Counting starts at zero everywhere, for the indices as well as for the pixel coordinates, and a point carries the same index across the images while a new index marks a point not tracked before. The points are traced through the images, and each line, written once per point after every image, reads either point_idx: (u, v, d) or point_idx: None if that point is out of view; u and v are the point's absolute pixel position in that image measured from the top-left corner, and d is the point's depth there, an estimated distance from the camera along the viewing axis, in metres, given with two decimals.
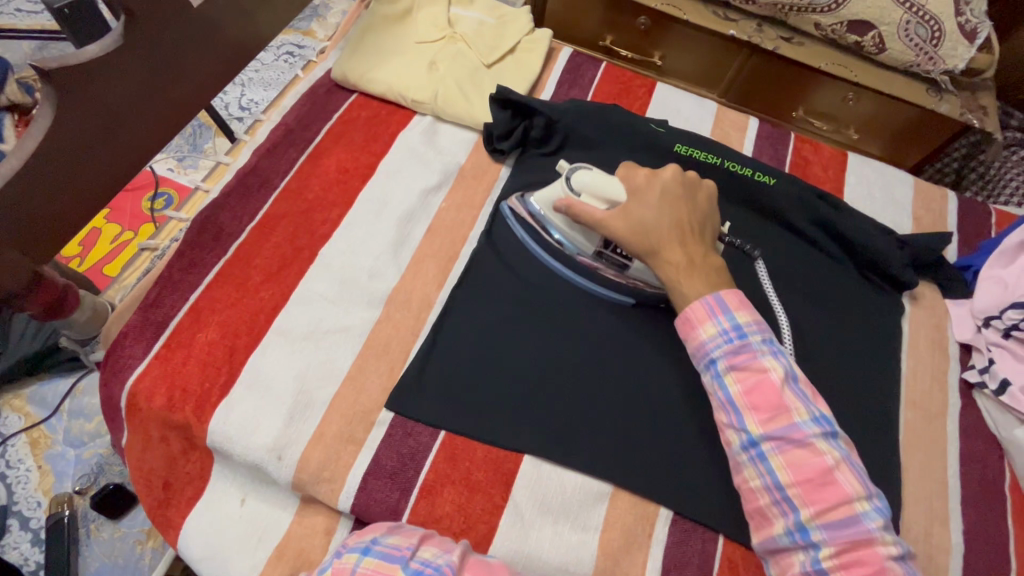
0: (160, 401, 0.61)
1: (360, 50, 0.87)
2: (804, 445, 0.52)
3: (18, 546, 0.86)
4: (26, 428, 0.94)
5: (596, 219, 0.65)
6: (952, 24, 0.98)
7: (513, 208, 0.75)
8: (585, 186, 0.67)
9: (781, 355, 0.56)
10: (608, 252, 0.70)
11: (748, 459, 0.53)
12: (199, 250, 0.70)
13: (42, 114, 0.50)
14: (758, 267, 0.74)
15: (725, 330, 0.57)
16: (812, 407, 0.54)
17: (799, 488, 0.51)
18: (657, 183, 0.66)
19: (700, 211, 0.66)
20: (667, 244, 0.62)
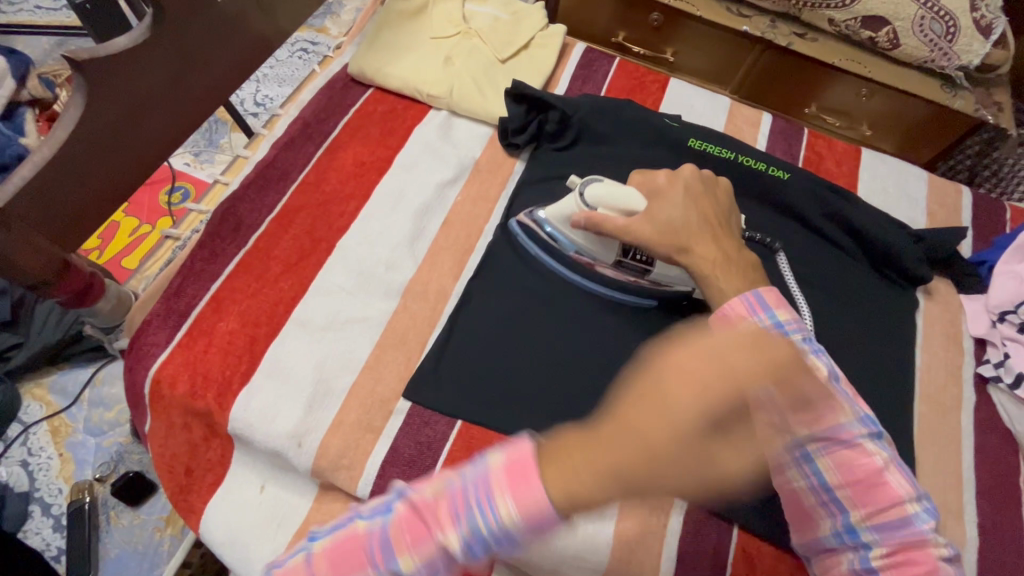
0: (183, 388, 0.62)
1: (376, 45, 0.88)
2: (852, 446, 0.52)
3: (41, 531, 0.88)
4: (46, 417, 0.96)
5: (620, 227, 0.65)
6: (966, 20, 0.98)
7: (523, 226, 0.75)
8: (600, 199, 0.67)
9: (823, 353, 0.55)
10: (628, 261, 0.72)
11: (793, 461, 0.53)
12: (220, 241, 0.71)
13: (72, 105, 0.51)
14: (779, 259, 0.75)
15: (769, 328, 0.55)
16: (856, 407, 0.54)
17: (848, 490, 0.52)
18: (678, 182, 0.66)
19: (723, 205, 0.67)
20: (698, 239, 0.63)
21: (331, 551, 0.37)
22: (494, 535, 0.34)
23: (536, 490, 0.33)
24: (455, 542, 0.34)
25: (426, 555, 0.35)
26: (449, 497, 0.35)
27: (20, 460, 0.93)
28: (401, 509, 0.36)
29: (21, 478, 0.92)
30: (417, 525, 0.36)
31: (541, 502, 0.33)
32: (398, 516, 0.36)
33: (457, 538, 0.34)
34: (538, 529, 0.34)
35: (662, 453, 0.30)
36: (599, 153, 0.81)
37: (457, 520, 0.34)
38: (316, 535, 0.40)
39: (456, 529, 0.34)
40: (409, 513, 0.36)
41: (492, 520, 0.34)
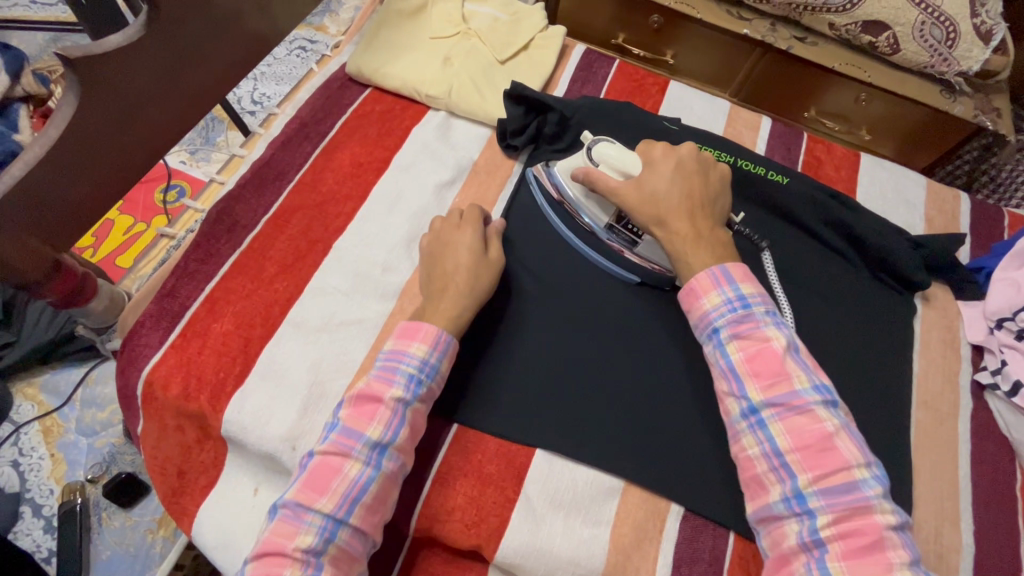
0: (175, 389, 0.62)
1: (374, 44, 0.87)
2: (805, 412, 0.52)
3: (31, 532, 0.87)
4: (39, 416, 0.95)
5: (610, 188, 0.66)
6: (967, 26, 0.97)
7: (534, 172, 0.77)
8: (604, 157, 0.69)
9: (784, 326, 0.56)
10: (620, 227, 0.71)
11: (748, 426, 0.53)
12: (214, 242, 0.70)
13: (65, 104, 0.51)
14: (764, 257, 0.75)
15: (730, 299, 0.57)
16: (813, 376, 0.54)
17: (798, 455, 0.51)
18: (674, 156, 0.66)
19: (712, 188, 0.65)
20: (677, 216, 0.62)
21: (305, 481, 0.52)
22: (421, 371, 0.57)
23: (426, 332, 0.59)
24: (399, 393, 0.56)
25: (384, 420, 0.54)
26: (379, 377, 0.57)
27: (12, 460, 0.92)
28: (346, 413, 0.55)
29: (13, 479, 0.91)
30: (367, 408, 0.55)
31: (434, 335, 0.59)
32: (346, 416, 0.55)
33: (401, 387, 0.56)
34: (445, 354, 0.59)
35: (468, 271, 0.64)
36: None
37: (393, 381, 0.56)
38: (279, 504, 0.52)
39: (395, 385, 0.56)
40: (352, 408, 0.55)
41: (415, 363, 0.57)
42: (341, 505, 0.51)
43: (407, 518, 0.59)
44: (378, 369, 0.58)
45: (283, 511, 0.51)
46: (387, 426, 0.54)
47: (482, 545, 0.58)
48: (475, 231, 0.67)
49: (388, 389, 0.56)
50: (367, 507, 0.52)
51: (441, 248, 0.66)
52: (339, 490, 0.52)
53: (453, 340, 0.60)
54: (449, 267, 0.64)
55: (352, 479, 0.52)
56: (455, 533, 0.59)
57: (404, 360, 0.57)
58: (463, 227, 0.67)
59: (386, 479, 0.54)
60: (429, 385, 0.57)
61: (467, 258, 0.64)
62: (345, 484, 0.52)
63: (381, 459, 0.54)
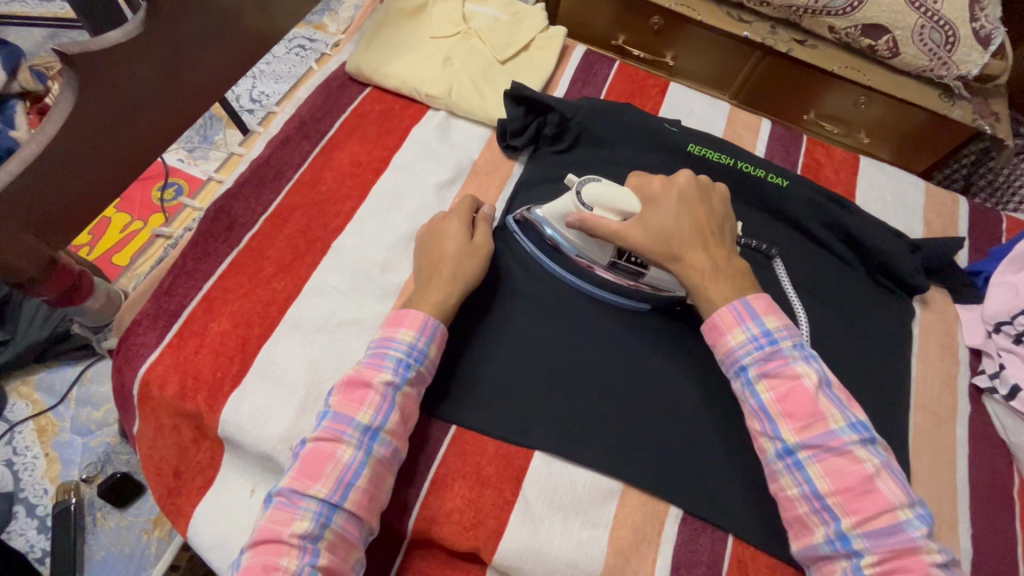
0: (172, 389, 0.61)
1: (374, 43, 0.87)
2: (843, 452, 0.52)
3: (25, 532, 0.86)
4: (33, 415, 0.94)
5: (614, 231, 0.63)
6: (966, 30, 0.98)
7: (519, 221, 0.73)
8: (596, 199, 0.64)
9: (813, 360, 0.56)
10: (622, 262, 0.68)
11: (785, 467, 0.53)
12: (212, 241, 0.70)
13: (63, 101, 0.50)
14: (776, 267, 0.74)
15: (755, 336, 0.57)
16: (847, 413, 0.54)
17: (839, 497, 0.50)
18: (673, 189, 0.64)
19: (718, 213, 0.65)
20: (689, 248, 0.62)
21: (299, 469, 0.52)
22: (409, 355, 0.57)
23: (413, 317, 0.59)
24: (388, 376, 0.56)
25: (373, 404, 0.55)
26: (368, 363, 0.57)
27: (6, 460, 0.91)
28: (335, 400, 0.55)
29: (7, 477, 0.90)
30: (357, 394, 0.55)
31: (421, 320, 0.59)
32: (336, 403, 0.55)
33: (390, 372, 0.56)
34: (433, 338, 0.59)
35: (467, 270, 0.64)
36: (598, 156, 0.80)
37: (381, 365, 0.57)
38: (274, 493, 0.52)
39: (384, 369, 0.56)
40: (342, 395, 0.56)
41: (403, 347, 0.58)
42: (336, 489, 0.51)
43: (404, 520, 0.59)
44: (368, 356, 0.58)
45: (279, 499, 0.51)
46: (377, 411, 0.54)
47: (480, 547, 0.58)
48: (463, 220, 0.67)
49: (377, 374, 0.56)
50: (362, 492, 0.52)
51: (433, 237, 0.67)
52: (332, 475, 0.52)
53: (441, 325, 0.60)
54: (448, 267, 0.64)
55: (345, 464, 0.52)
56: (452, 535, 0.58)
57: (392, 345, 0.58)
58: (450, 217, 0.68)
59: (379, 464, 0.54)
60: (418, 368, 0.57)
61: (453, 247, 0.65)
62: (339, 469, 0.52)
63: (372, 443, 0.54)
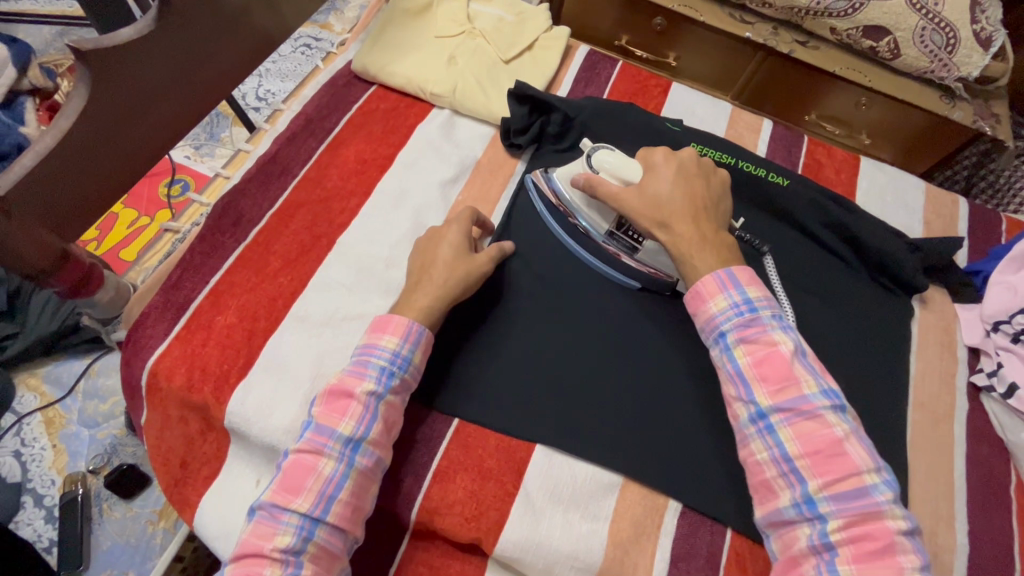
0: (180, 380, 0.62)
1: (379, 42, 0.88)
2: (814, 417, 0.52)
3: (32, 522, 0.87)
4: (40, 408, 0.95)
5: (612, 194, 0.66)
6: (967, 32, 0.98)
7: (534, 180, 0.77)
8: (605, 165, 0.68)
9: (791, 329, 0.56)
10: (620, 233, 0.72)
11: (757, 432, 0.53)
12: (219, 235, 0.71)
13: (75, 96, 0.51)
14: (765, 261, 0.76)
15: (736, 303, 0.57)
16: (821, 380, 0.53)
17: (807, 461, 0.50)
18: (674, 161, 0.66)
19: (713, 191, 0.65)
20: (679, 219, 0.62)
21: (280, 483, 0.53)
22: (392, 363, 0.58)
23: (397, 323, 0.59)
24: (370, 386, 0.56)
25: (355, 415, 0.55)
26: (351, 372, 0.57)
27: (13, 451, 0.92)
28: (318, 411, 0.56)
29: (15, 469, 0.91)
30: (339, 404, 0.56)
31: (405, 326, 0.59)
32: (318, 413, 0.55)
33: (372, 381, 0.56)
34: (417, 344, 0.59)
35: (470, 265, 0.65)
36: None
37: (364, 374, 0.57)
38: (257, 506, 0.53)
39: (367, 378, 0.57)
40: (324, 405, 0.56)
41: (386, 354, 0.58)
42: (317, 503, 0.52)
43: (407, 510, 0.60)
44: (352, 363, 0.58)
45: (261, 513, 0.52)
46: (359, 421, 0.55)
47: (482, 539, 0.59)
48: (460, 226, 0.68)
49: (360, 384, 0.57)
50: (344, 505, 0.53)
51: (432, 241, 0.67)
52: (314, 489, 0.52)
53: (425, 331, 0.60)
54: (439, 273, 0.64)
55: (326, 477, 0.53)
56: (454, 526, 0.59)
57: (375, 352, 0.58)
58: (451, 224, 0.68)
59: (361, 475, 0.54)
60: (401, 376, 0.58)
61: (447, 252, 0.65)
62: (320, 482, 0.52)
63: (354, 455, 0.54)
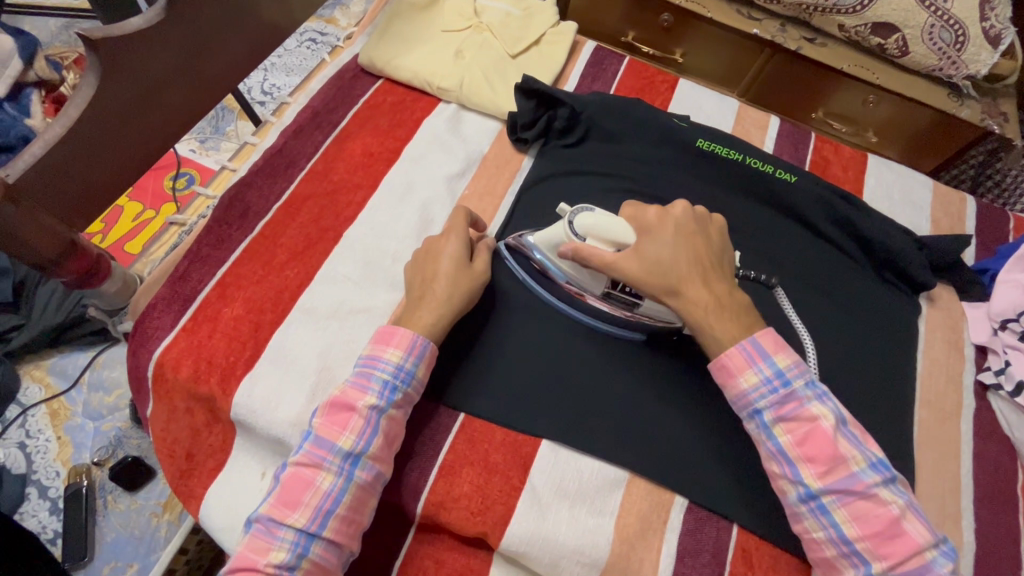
0: (186, 372, 0.62)
1: (386, 36, 0.88)
2: (867, 495, 0.52)
3: (37, 513, 0.88)
4: (45, 399, 0.95)
5: (607, 262, 0.61)
6: (976, 29, 0.98)
7: (510, 247, 0.71)
8: (590, 229, 0.62)
9: (827, 398, 0.55)
10: (616, 293, 0.66)
11: (809, 511, 0.53)
12: (226, 227, 0.71)
13: (85, 85, 0.51)
14: (777, 295, 0.73)
15: (769, 378, 0.56)
16: (866, 452, 0.54)
17: (867, 542, 0.51)
18: (669, 219, 0.62)
19: (715, 246, 0.63)
20: (688, 282, 0.60)
21: (278, 497, 0.52)
22: (396, 377, 0.57)
23: (401, 337, 0.59)
24: (373, 401, 0.56)
25: (356, 429, 0.55)
26: (354, 385, 0.57)
27: (18, 442, 0.92)
28: (319, 422, 0.55)
29: (19, 460, 0.91)
30: (341, 417, 0.55)
31: (409, 340, 0.59)
32: (320, 425, 0.55)
33: (375, 395, 0.56)
34: (421, 358, 0.59)
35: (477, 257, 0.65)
36: (607, 150, 0.81)
37: (367, 388, 0.56)
38: (252, 519, 0.53)
39: (370, 393, 0.56)
40: (326, 417, 0.56)
41: (389, 368, 0.57)
42: (315, 518, 0.52)
43: (413, 504, 0.60)
44: (354, 375, 0.58)
45: (257, 525, 0.52)
46: (359, 436, 0.54)
47: (487, 533, 0.59)
48: (457, 236, 0.66)
49: (362, 397, 0.56)
50: (342, 519, 0.53)
51: (425, 258, 0.65)
52: (311, 504, 0.52)
53: (430, 343, 0.60)
54: (443, 286, 0.63)
55: (324, 492, 0.52)
56: (460, 520, 0.59)
57: (379, 366, 0.57)
58: (448, 236, 0.66)
59: (360, 489, 0.54)
60: (405, 390, 0.57)
61: (447, 265, 0.64)
62: (318, 497, 0.52)
63: (354, 469, 0.54)
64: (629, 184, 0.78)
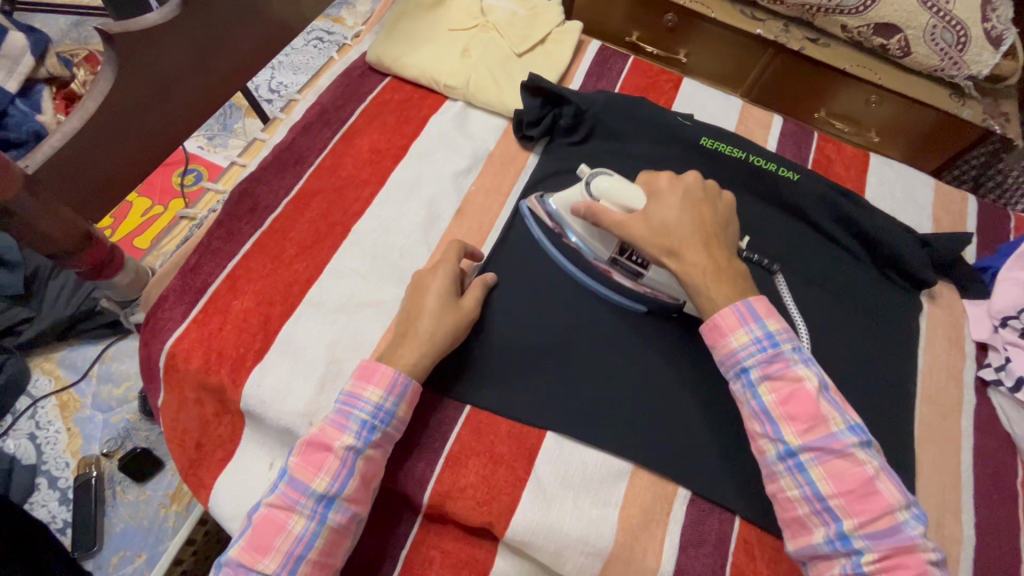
0: (197, 362, 0.63)
1: (394, 34, 0.89)
2: (844, 455, 0.52)
3: (47, 504, 0.89)
4: (55, 391, 0.96)
5: (616, 221, 0.65)
6: (978, 30, 0.99)
7: (532, 210, 0.75)
8: (604, 191, 0.66)
9: (812, 363, 0.57)
10: (623, 259, 0.69)
11: (786, 469, 0.54)
12: (237, 221, 0.72)
13: (102, 79, 0.53)
14: (777, 281, 0.74)
15: (758, 338, 0.57)
16: (846, 416, 0.54)
17: (841, 499, 0.51)
18: (679, 186, 0.66)
19: (721, 216, 0.66)
20: (689, 247, 0.62)
21: (249, 540, 0.53)
22: (375, 416, 0.57)
23: (382, 374, 0.58)
24: (350, 441, 0.56)
25: (331, 471, 0.55)
26: (332, 423, 0.57)
27: (28, 433, 0.93)
28: (295, 462, 0.55)
29: (29, 451, 0.92)
30: (316, 458, 0.55)
31: (390, 378, 0.58)
32: (294, 466, 0.55)
33: (353, 435, 0.56)
34: (401, 397, 0.58)
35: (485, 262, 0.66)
36: (611, 148, 0.82)
37: (345, 427, 0.56)
38: (223, 560, 0.54)
39: (347, 432, 0.56)
40: (301, 457, 0.56)
41: (369, 408, 0.57)
42: (284, 564, 0.52)
43: (420, 494, 0.61)
44: (333, 413, 0.58)
45: (226, 569, 0.53)
46: (334, 478, 0.54)
47: (493, 522, 0.59)
48: (445, 270, 0.65)
49: (340, 437, 0.56)
50: (314, 563, 0.53)
51: (414, 292, 0.65)
52: (281, 549, 0.53)
53: (411, 383, 0.59)
54: (426, 325, 0.61)
55: (296, 537, 0.53)
56: (466, 510, 0.60)
57: (358, 405, 0.57)
58: (438, 270, 0.65)
59: (333, 532, 0.54)
60: (383, 430, 0.57)
61: (433, 301, 0.63)
62: (288, 542, 0.53)
63: (327, 512, 0.54)
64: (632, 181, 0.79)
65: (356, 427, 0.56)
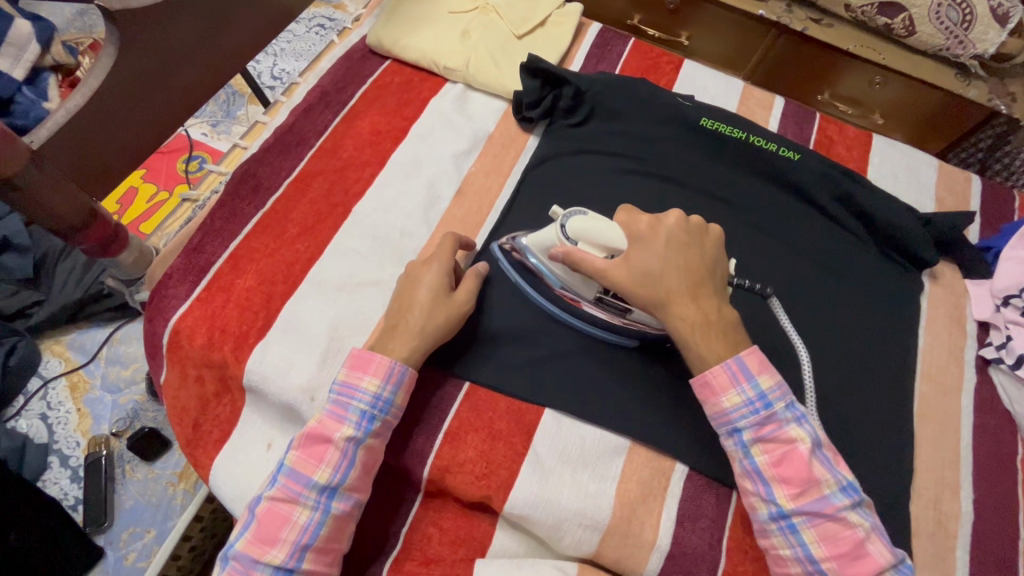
0: (200, 340, 0.65)
1: (395, 17, 0.89)
2: (837, 518, 0.52)
3: (59, 481, 0.91)
4: (66, 372, 0.99)
5: (598, 268, 0.59)
6: (983, 8, 0.98)
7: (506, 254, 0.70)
8: (581, 233, 0.60)
9: (806, 422, 0.56)
10: (608, 299, 0.64)
11: (778, 529, 0.54)
12: (239, 201, 0.73)
13: (105, 55, 0.54)
14: (773, 305, 0.65)
15: (750, 400, 0.56)
16: (839, 476, 0.54)
17: (834, 562, 0.51)
18: (661, 229, 0.60)
19: (710, 258, 0.60)
20: (677, 299, 0.58)
21: (255, 533, 0.54)
22: (374, 406, 0.58)
23: (378, 364, 0.59)
24: (351, 431, 0.57)
25: (332, 462, 0.55)
26: (331, 415, 0.58)
27: (40, 413, 0.96)
28: (295, 455, 0.56)
29: (41, 430, 0.94)
30: (317, 449, 0.56)
31: (387, 367, 0.59)
32: (295, 459, 0.56)
33: (352, 426, 0.57)
34: (399, 385, 0.59)
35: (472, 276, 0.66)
36: (611, 129, 0.81)
37: (344, 418, 0.57)
38: (231, 555, 0.55)
39: (347, 423, 0.57)
40: (302, 450, 0.56)
41: (367, 398, 0.58)
42: (292, 553, 0.53)
43: (419, 469, 0.62)
44: (331, 405, 0.58)
45: (234, 563, 0.54)
46: (336, 467, 0.55)
47: (492, 496, 0.60)
48: (439, 263, 0.65)
49: (339, 428, 0.57)
50: (319, 549, 0.54)
51: (408, 285, 0.64)
52: (289, 540, 0.53)
53: (408, 370, 0.60)
54: (418, 318, 0.62)
55: (301, 526, 0.54)
56: (465, 484, 0.61)
57: (356, 395, 0.58)
58: (431, 264, 0.65)
59: (337, 519, 0.55)
60: (382, 419, 0.58)
61: (425, 294, 0.63)
62: (295, 532, 0.54)
63: (330, 501, 0.55)
64: (631, 163, 0.79)
65: (357, 416, 0.57)
